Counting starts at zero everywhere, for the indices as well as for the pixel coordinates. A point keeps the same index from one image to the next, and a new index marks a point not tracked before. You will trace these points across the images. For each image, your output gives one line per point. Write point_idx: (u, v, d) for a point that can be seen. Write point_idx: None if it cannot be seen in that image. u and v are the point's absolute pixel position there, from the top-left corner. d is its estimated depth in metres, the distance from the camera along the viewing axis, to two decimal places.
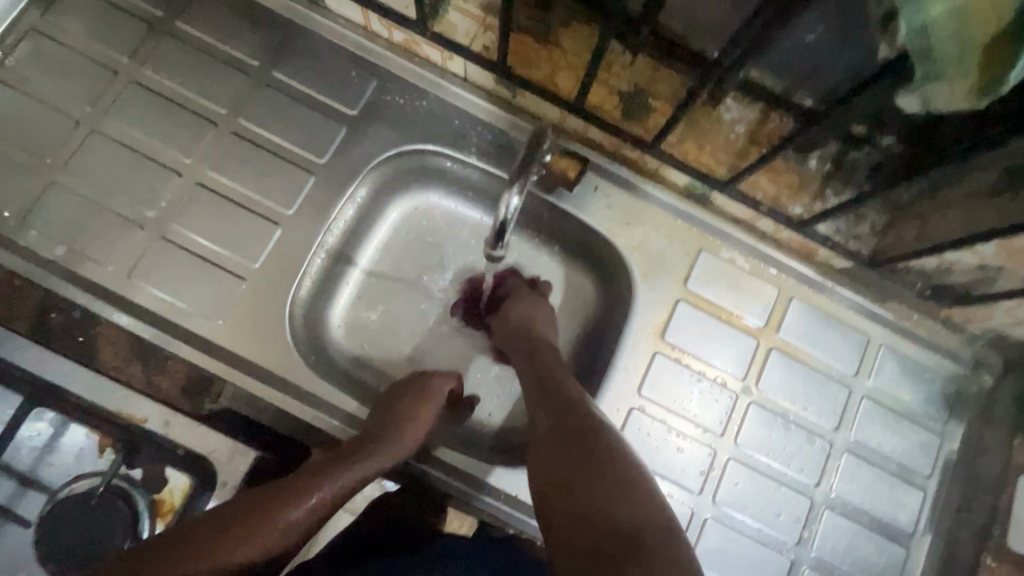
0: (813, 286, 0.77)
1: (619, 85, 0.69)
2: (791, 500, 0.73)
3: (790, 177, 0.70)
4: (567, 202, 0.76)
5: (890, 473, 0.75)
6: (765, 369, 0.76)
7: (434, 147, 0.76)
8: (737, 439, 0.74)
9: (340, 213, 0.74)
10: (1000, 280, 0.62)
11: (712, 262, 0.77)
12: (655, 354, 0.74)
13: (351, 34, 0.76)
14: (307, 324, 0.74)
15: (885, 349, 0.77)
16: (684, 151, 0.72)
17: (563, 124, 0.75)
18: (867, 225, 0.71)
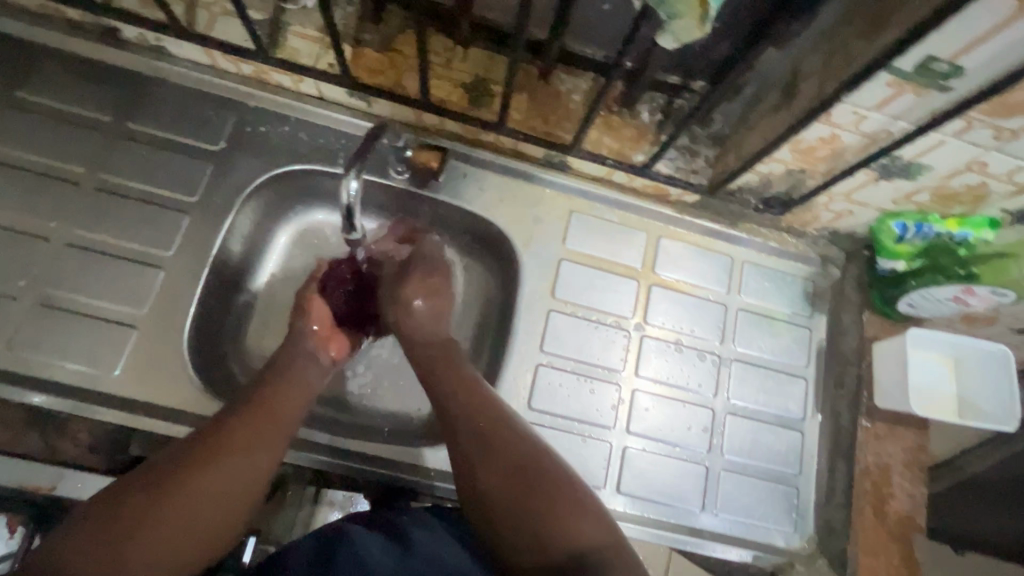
0: (676, 223, 0.87)
1: (461, 77, 0.76)
2: (695, 413, 0.81)
3: (629, 131, 0.79)
4: (441, 191, 0.81)
5: (775, 370, 0.85)
6: (650, 304, 0.84)
7: (303, 166, 0.79)
8: (638, 370, 0.81)
9: (224, 246, 0.76)
10: (807, 180, 0.73)
11: (584, 219, 0.84)
12: (550, 312, 0.81)
13: (201, 75, 0.78)
14: (213, 359, 0.75)
15: (748, 266, 0.88)
16: (532, 127, 0.78)
17: (421, 122, 0.81)
18: (702, 159, 0.80)
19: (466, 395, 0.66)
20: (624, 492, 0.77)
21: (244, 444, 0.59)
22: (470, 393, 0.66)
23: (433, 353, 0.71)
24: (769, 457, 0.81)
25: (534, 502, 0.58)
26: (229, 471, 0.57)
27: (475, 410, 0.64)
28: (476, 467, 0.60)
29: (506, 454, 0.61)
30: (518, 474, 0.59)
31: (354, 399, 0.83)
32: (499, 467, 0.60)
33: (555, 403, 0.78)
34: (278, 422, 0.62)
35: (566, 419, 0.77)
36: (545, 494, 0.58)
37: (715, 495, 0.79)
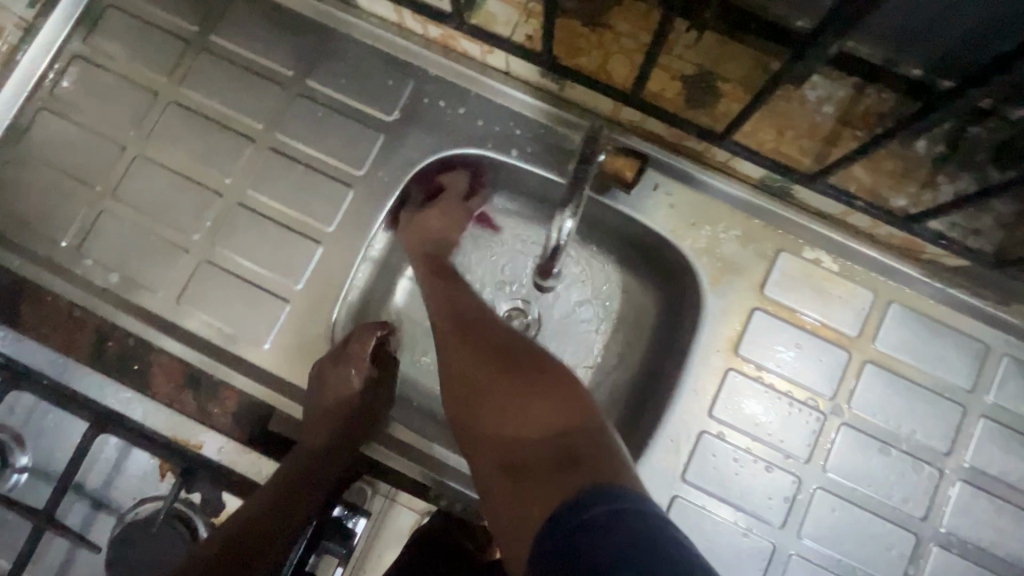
0: (917, 289, 0.67)
1: (683, 68, 0.61)
2: (894, 535, 0.64)
3: (892, 163, 0.60)
4: (623, 203, 0.69)
5: (1015, 505, 0.65)
6: (860, 385, 0.66)
7: (475, 151, 0.70)
8: (826, 465, 0.65)
9: (382, 227, 0.71)
10: None
11: (793, 264, 0.68)
12: (728, 370, 0.67)
13: (385, 34, 0.71)
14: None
15: (1008, 360, 0.66)
16: (760, 142, 0.63)
17: (617, 117, 0.68)
18: (991, 217, 0.59)
19: (453, 331, 0.63)
20: None
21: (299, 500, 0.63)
22: (494, 330, 0.62)
23: (437, 286, 0.68)
24: None
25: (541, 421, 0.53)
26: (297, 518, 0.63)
27: (473, 339, 0.61)
28: (456, 392, 0.59)
29: (505, 384, 0.56)
30: (538, 406, 0.53)
31: None
32: (497, 400, 0.55)
33: (714, 479, 0.65)
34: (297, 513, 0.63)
35: (722, 501, 0.65)
36: (545, 422, 0.51)
37: None
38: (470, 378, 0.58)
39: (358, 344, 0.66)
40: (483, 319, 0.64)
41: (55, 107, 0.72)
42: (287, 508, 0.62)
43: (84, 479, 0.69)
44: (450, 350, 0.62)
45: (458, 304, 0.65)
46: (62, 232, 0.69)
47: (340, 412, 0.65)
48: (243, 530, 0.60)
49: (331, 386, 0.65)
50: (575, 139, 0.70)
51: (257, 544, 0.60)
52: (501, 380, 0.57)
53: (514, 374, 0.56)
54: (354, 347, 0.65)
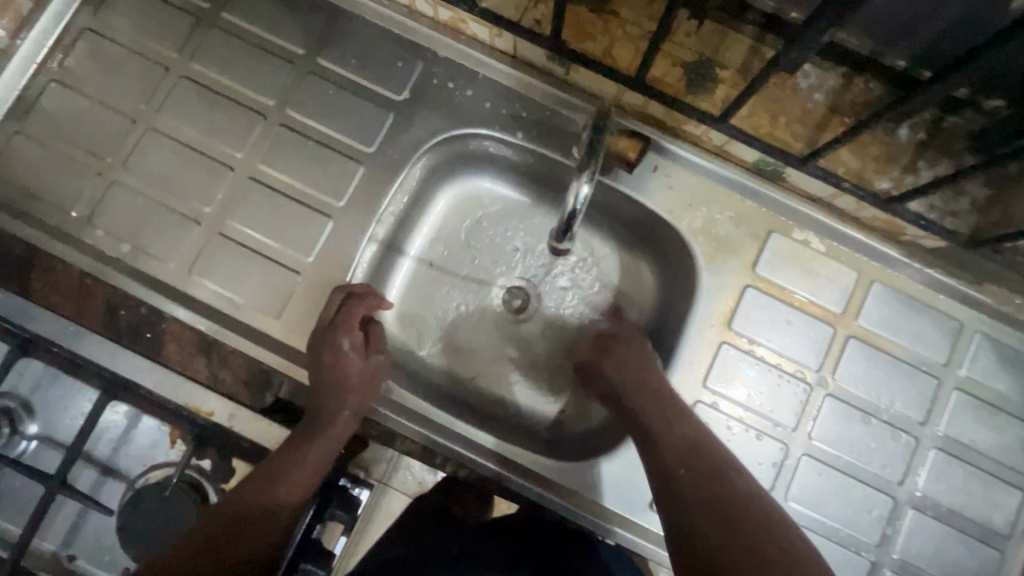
0: (898, 269, 0.71)
1: (685, 55, 0.65)
2: (874, 499, 0.68)
3: (877, 148, 0.64)
4: (624, 183, 0.72)
5: (984, 471, 0.69)
6: (843, 359, 0.70)
7: (483, 131, 0.73)
8: (811, 434, 0.69)
9: (391, 203, 0.73)
10: None
11: (784, 244, 0.71)
12: (721, 344, 0.70)
13: (395, 15, 0.73)
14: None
15: (981, 336, 0.71)
16: (755, 127, 0.65)
17: (621, 101, 0.70)
18: (967, 200, 0.64)
19: (669, 423, 0.63)
20: None
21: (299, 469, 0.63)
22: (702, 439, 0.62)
23: (631, 377, 0.68)
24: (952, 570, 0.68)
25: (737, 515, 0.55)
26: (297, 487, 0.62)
27: (683, 444, 0.62)
28: (692, 487, 0.59)
29: (727, 486, 0.58)
30: (710, 498, 0.57)
31: (487, 387, 0.78)
32: (717, 507, 0.56)
33: None
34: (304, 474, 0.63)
35: None
36: (726, 516, 0.56)
37: None
38: (701, 480, 0.59)
39: (348, 312, 0.67)
40: (689, 420, 0.64)
41: (65, 79, 0.72)
42: (286, 475, 0.62)
43: (93, 447, 0.69)
44: (666, 445, 0.62)
45: (643, 380, 0.67)
46: (73, 202, 0.70)
47: (338, 378, 0.66)
48: (257, 487, 0.61)
49: (326, 351, 0.67)
50: (579, 122, 0.72)
51: (268, 503, 0.61)
52: (714, 485, 0.58)
53: (715, 480, 0.58)
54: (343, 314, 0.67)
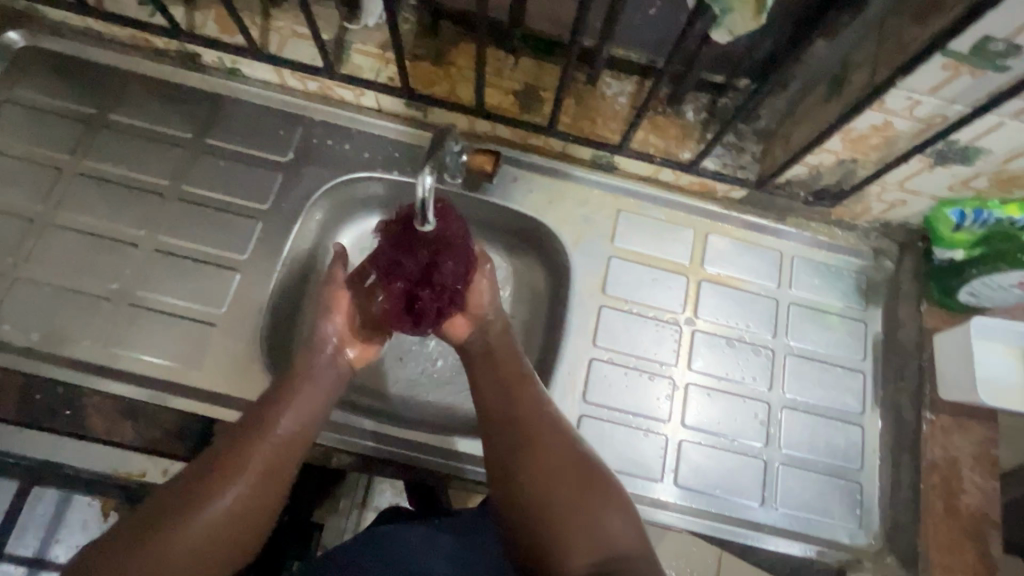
0: (722, 220, 0.88)
1: (512, 85, 0.82)
2: (752, 406, 0.81)
3: (674, 130, 0.82)
4: (492, 193, 0.85)
5: (831, 364, 0.84)
6: (700, 298, 0.85)
7: (365, 174, 0.84)
8: (690, 365, 0.82)
9: (293, 249, 0.81)
10: (860, 169, 0.73)
11: (631, 218, 0.87)
12: (601, 307, 0.82)
13: (270, 93, 0.85)
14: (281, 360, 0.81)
15: (797, 260, 0.88)
16: (581, 128, 0.82)
17: (474, 130, 0.85)
18: (748, 155, 0.82)
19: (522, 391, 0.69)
20: (681, 485, 0.78)
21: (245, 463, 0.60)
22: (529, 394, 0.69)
23: (500, 351, 0.73)
24: (829, 451, 0.80)
25: (579, 507, 0.60)
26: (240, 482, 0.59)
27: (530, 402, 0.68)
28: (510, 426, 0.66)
29: (540, 429, 0.65)
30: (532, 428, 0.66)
31: (413, 396, 0.84)
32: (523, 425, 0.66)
33: (610, 396, 0.79)
34: (255, 466, 0.60)
35: (620, 411, 0.79)
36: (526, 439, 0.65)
37: (776, 489, 0.78)
38: (524, 423, 0.66)
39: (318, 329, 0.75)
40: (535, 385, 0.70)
41: None
42: (231, 470, 0.59)
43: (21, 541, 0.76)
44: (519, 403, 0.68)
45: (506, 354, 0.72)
46: None
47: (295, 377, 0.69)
48: (205, 471, 0.59)
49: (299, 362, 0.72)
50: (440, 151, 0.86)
51: (208, 492, 0.58)
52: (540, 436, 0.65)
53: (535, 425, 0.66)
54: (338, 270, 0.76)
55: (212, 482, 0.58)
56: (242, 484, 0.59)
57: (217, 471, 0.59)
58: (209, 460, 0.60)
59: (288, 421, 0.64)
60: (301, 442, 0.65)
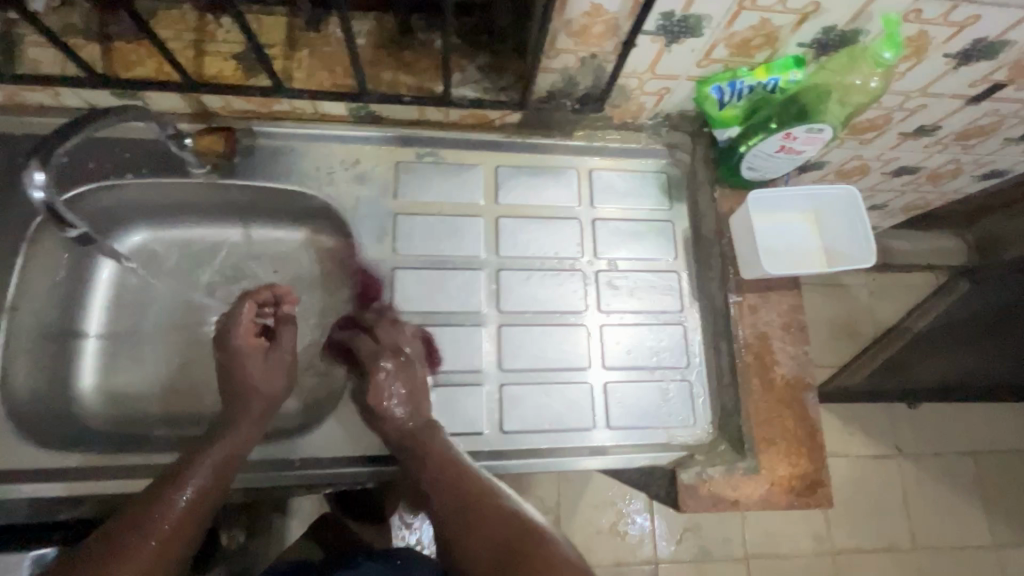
0: (508, 149, 0.83)
1: (229, 49, 0.71)
2: (571, 333, 0.78)
3: (423, 63, 0.75)
4: (247, 175, 0.77)
5: (644, 270, 0.82)
6: (500, 236, 0.80)
7: (91, 186, 0.73)
8: (500, 307, 0.78)
9: (26, 292, 0.71)
10: (604, 64, 0.69)
11: (410, 168, 0.80)
12: (394, 270, 0.77)
13: None
14: (57, 411, 0.72)
15: (595, 171, 0.85)
16: (320, 82, 0.73)
17: (208, 107, 0.75)
18: (509, 74, 0.76)
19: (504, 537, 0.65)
20: (507, 431, 0.74)
21: (155, 523, 0.60)
22: (485, 533, 0.66)
23: (448, 495, 0.68)
24: (655, 357, 0.78)
25: None
26: (153, 544, 0.60)
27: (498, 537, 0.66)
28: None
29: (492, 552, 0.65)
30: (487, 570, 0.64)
31: None
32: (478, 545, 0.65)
33: (419, 358, 0.74)
34: (182, 520, 0.62)
35: (432, 372, 0.74)
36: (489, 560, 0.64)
37: (606, 408, 0.76)
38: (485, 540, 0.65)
39: (238, 315, 0.75)
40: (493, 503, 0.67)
41: None
42: (161, 509, 0.61)
43: None
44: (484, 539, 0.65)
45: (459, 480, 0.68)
46: None
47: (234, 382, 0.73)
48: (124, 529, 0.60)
49: (231, 365, 0.75)
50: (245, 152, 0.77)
51: (125, 554, 0.58)
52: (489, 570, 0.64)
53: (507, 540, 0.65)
54: (235, 335, 0.75)
55: (120, 540, 0.59)
56: (151, 550, 0.60)
57: (130, 529, 0.60)
58: (118, 521, 0.60)
59: (187, 485, 0.63)
60: (199, 512, 0.64)
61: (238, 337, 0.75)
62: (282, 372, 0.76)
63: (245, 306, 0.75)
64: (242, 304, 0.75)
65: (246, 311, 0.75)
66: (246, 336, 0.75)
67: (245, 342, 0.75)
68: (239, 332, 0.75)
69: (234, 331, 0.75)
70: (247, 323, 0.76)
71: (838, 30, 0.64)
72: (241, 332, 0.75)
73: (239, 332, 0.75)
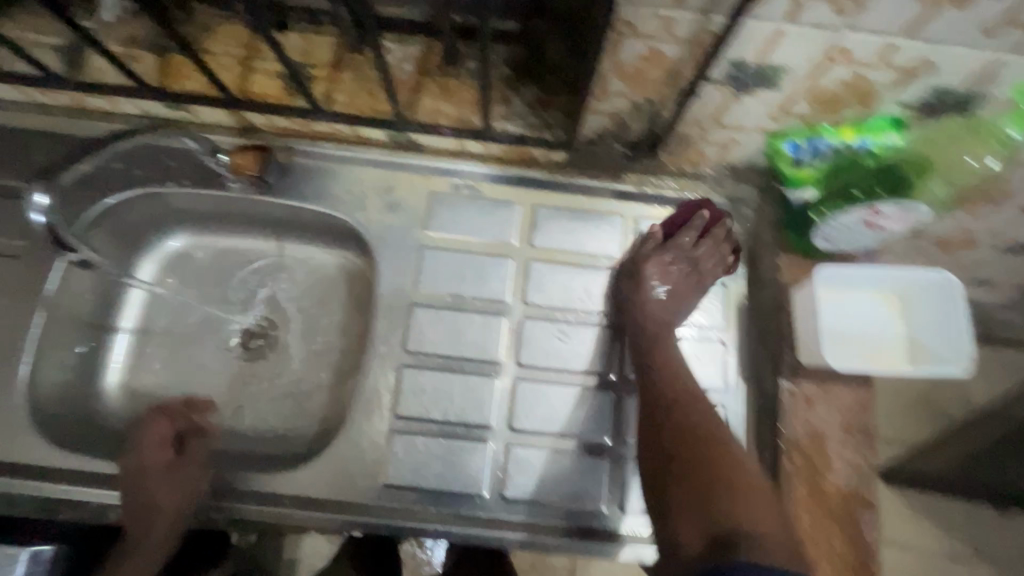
0: (549, 188, 0.77)
1: (274, 68, 0.71)
2: (593, 398, 0.71)
3: (467, 93, 0.70)
4: (280, 193, 0.76)
5: (683, 338, 0.73)
6: (530, 282, 0.75)
7: (136, 192, 0.75)
8: (519, 359, 0.72)
9: (64, 289, 0.73)
10: (662, 110, 0.61)
11: (445, 200, 0.76)
12: (413, 307, 0.73)
13: (27, 115, 0.75)
14: (79, 408, 0.74)
15: (643, 220, 0.76)
16: (360, 107, 0.71)
17: (251, 122, 0.75)
18: (559, 110, 0.71)
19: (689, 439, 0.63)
20: (509, 498, 0.68)
21: None
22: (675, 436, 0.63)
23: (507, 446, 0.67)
24: None
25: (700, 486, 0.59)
26: None
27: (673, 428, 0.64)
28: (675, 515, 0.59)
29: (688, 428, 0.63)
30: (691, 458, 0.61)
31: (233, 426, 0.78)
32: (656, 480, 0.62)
33: (426, 405, 0.70)
34: None
35: (437, 421, 0.70)
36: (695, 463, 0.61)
37: (622, 488, 0.68)
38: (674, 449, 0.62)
39: (148, 426, 0.68)
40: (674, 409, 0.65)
41: None
42: None
43: None
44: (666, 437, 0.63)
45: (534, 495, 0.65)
46: None
47: (140, 499, 0.65)
48: None
49: (134, 480, 0.65)
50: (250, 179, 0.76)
51: None
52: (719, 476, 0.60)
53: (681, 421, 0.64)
54: (139, 453, 0.66)
55: None
56: None
57: None
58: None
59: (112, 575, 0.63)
60: None
61: (145, 450, 0.67)
62: (191, 487, 0.67)
63: (154, 427, 0.68)
64: (149, 419, 0.69)
65: (157, 425, 0.68)
66: (160, 442, 0.67)
67: (160, 448, 0.67)
68: (146, 452, 0.67)
69: (140, 446, 0.67)
70: (155, 429, 0.68)
71: (953, 92, 0.53)
72: (146, 447, 0.67)
73: (144, 451, 0.66)
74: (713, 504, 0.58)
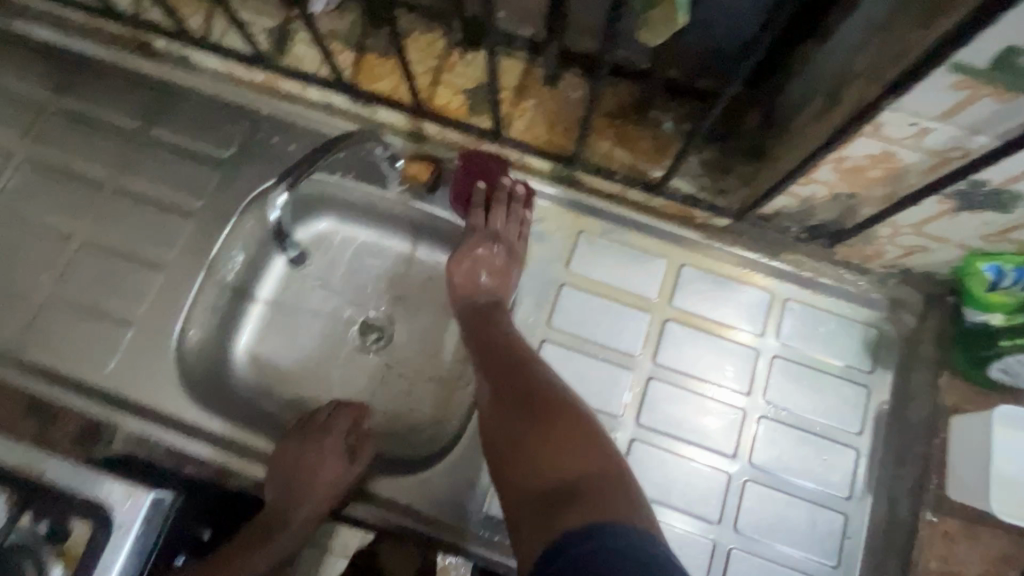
0: (702, 249, 0.74)
1: (462, 86, 0.74)
2: (708, 476, 0.69)
3: (645, 143, 0.72)
4: (435, 204, 0.76)
5: (814, 437, 0.69)
6: (663, 343, 0.72)
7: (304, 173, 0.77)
8: (638, 418, 0.70)
9: (223, 254, 0.76)
10: (863, 206, 0.58)
11: (592, 242, 0.75)
12: (543, 343, 0.73)
13: (221, 85, 0.80)
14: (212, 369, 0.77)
15: (793, 304, 0.73)
16: (536, 137, 0.73)
17: (422, 129, 0.77)
18: (733, 177, 0.71)
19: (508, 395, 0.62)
20: None
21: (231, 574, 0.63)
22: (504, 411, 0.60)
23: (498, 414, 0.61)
24: (798, 540, 0.67)
25: (545, 450, 0.56)
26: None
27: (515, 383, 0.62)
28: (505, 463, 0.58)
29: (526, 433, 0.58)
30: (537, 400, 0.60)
31: None
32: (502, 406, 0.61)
33: None
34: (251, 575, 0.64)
35: None
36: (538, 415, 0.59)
37: None
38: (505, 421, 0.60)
39: (337, 418, 0.72)
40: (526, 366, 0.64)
41: None
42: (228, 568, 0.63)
43: None
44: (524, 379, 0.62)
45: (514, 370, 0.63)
46: None
47: (308, 481, 0.68)
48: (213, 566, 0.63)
49: (306, 461, 0.69)
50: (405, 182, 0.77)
51: None
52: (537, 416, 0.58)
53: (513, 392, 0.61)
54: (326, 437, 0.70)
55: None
56: None
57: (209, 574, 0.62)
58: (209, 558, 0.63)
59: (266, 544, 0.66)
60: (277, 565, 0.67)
61: (328, 439, 0.70)
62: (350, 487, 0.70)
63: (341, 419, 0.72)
64: (342, 410, 0.72)
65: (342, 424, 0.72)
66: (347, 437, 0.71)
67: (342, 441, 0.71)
68: (330, 441, 0.70)
69: (323, 435, 0.70)
70: (338, 421, 0.72)
71: None
72: (330, 439, 0.70)
73: (331, 438, 0.70)
74: (562, 458, 0.55)
